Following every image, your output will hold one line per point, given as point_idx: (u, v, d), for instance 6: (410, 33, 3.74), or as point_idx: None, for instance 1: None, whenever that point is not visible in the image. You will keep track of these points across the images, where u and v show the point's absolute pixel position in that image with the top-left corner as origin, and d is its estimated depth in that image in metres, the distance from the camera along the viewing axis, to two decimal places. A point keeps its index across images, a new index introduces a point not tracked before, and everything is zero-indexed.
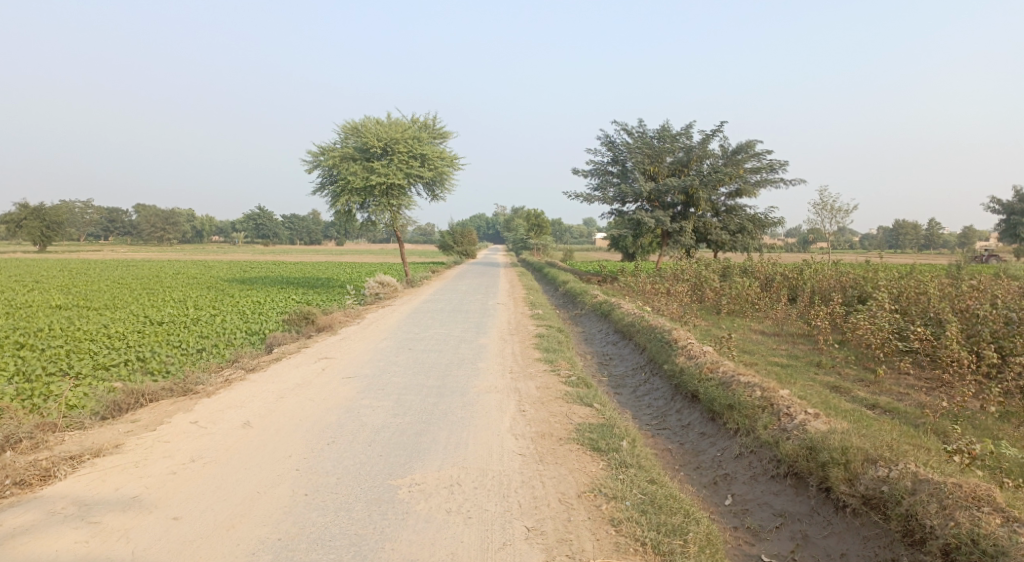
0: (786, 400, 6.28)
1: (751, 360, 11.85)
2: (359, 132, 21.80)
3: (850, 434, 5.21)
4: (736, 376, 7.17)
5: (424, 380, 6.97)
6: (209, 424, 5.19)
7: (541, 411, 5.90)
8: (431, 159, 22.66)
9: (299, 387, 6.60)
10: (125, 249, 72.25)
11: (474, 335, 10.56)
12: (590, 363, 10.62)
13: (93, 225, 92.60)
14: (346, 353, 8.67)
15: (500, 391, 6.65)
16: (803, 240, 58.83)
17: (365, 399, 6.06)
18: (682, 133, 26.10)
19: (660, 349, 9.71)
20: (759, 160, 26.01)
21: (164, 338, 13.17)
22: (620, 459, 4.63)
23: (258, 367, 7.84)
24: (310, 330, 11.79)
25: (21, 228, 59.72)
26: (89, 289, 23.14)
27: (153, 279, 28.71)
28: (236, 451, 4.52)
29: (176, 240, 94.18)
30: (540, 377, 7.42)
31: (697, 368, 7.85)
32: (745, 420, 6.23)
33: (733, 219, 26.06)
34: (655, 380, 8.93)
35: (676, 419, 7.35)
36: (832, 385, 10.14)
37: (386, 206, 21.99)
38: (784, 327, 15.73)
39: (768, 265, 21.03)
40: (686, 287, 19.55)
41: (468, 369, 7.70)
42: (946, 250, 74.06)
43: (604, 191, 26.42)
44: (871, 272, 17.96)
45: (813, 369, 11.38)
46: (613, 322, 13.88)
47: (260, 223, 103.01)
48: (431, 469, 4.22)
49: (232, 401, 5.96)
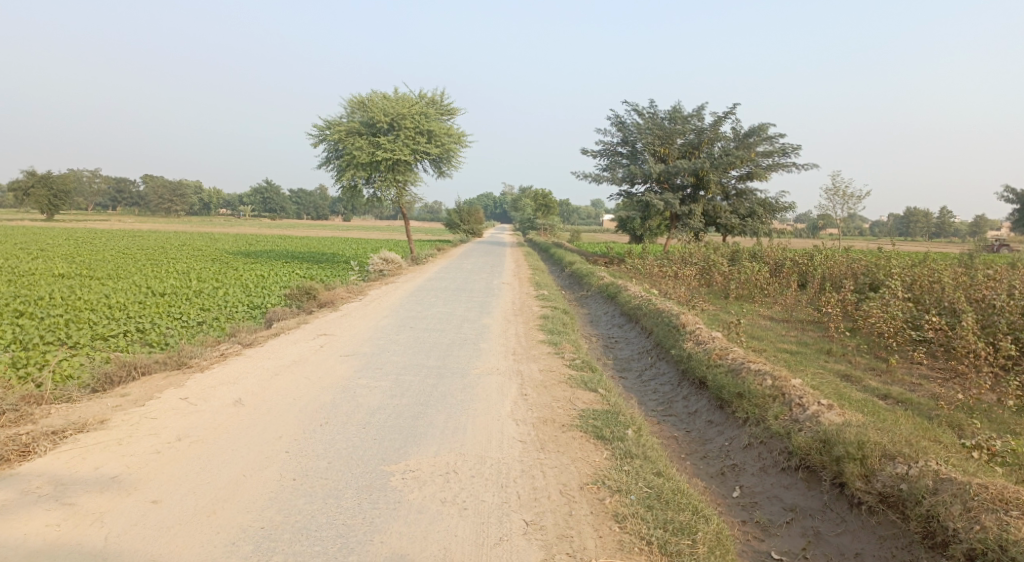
0: (799, 390, 6.03)
1: (758, 346, 11.61)
2: (366, 106, 21.41)
3: (866, 427, 4.98)
4: (746, 363, 6.93)
5: (424, 360, 6.78)
6: (200, 401, 5.01)
7: (544, 396, 5.69)
8: (439, 135, 22.29)
9: (295, 364, 6.42)
10: (132, 220, 72.26)
11: (477, 314, 10.34)
12: (595, 346, 10.42)
13: (101, 195, 92.72)
14: (346, 330, 8.48)
15: (502, 373, 6.45)
16: (812, 226, 58.21)
17: (362, 379, 5.87)
18: (694, 114, 25.59)
19: (667, 334, 9.49)
20: (771, 143, 25.49)
21: (165, 309, 13.04)
22: (625, 448, 4.41)
23: (256, 342, 7.67)
24: (312, 306, 11.62)
25: (29, 196, 59.80)
26: (94, 258, 23.06)
27: (158, 250, 28.62)
28: (225, 430, 4.34)
29: (184, 212, 94.28)
30: (543, 359, 7.21)
31: (706, 355, 7.61)
32: (755, 409, 6.01)
33: (743, 203, 25.62)
34: (661, 365, 8.72)
35: (682, 406, 7.15)
36: (843, 374, 9.89)
37: (392, 182, 21.69)
38: (792, 313, 15.47)
39: (778, 250, 20.70)
40: (695, 270, 19.26)
41: (470, 349, 7.50)
42: (956, 239, 73.17)
43: (613, 171, 26.02)
44: (884, 259, 17.62)
45: (822, 356, 11.13)
46: (619, 304, 13.66)
47: (267, 196, 102.85)
48: (426, 455, 4.03)
49: (225, 377, 5.79)
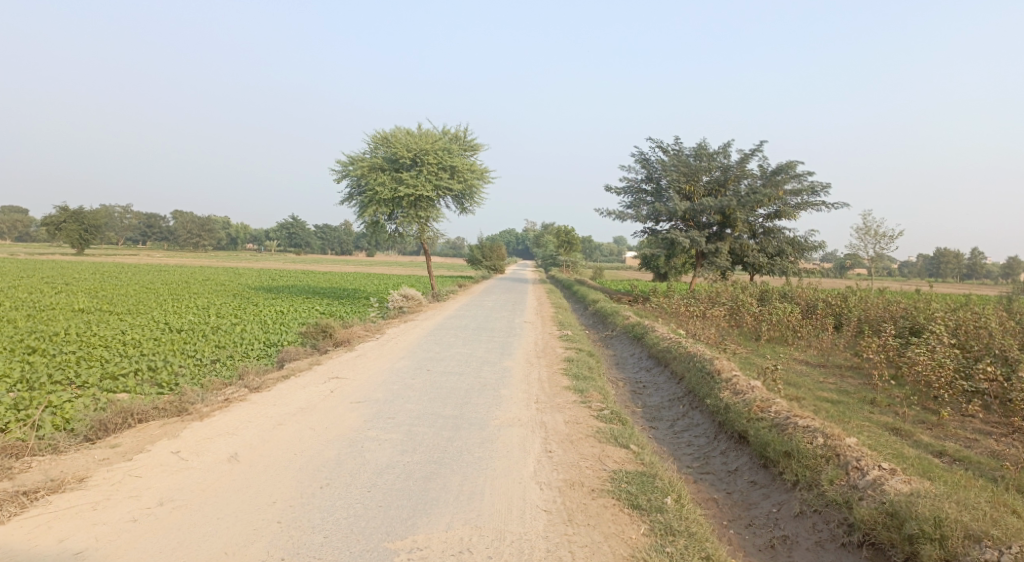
0: (856, 451, 5.40)
1: (796, 394, 10.89)
2: (390, 142, 21.46)
3: (940, 499, 4.35)
4: (792, 417, 6.30)
5: (440, 408, 6.29)
6: (192, 457, 4.64)
7: (572, 453, 5.15)
8: (462, 171, 22.18)
9: (302, 412, 6.00)
10: (161, 253, 73.68)
11: (498, 356, 9.86)
12: (622, 392, 9.82)
13: (132, 230, 94.89)
14: (359, 373, 8.06)
15: (524, 425, 5.93)
16: (839, 265, 56.97)
17: (371, 430, 5.42)
18: (720, 152, 25.19)
19: (700, 380, 8.89)
20: (800, 181, 24.92)
21: (179, 347, 12.79)
22: (665, 523, 3.84)
23: (264, 386, 7.30)
24: (327, 345, 11.26)
25: (61, 230, 61.14)
26: (117, 293, 23.11)
27: (181, 285, 28.80)
28: (213, 494, 3.99)
29: (211, 247, 95.89)
30: (569, 409, 6.68)
31: (746, 407, 6.98)
32: (806, 471, 5.40)
33: (771, 242, 24.95)
34: (695, 416, 8.09)
35: (720, 463, 6.54)
36: (891, 426, 9.13)
37: (415, 218, 21.56)
38: (829, 358, 14.69)
39: (810, 290, 19.97)
40: (723, 311, 18.59)
41: (490, 396, 7.00)
42: (990, 279, 71.05)
43: (637, 209, 25.61)
44: (924, 301, 16.80)
45: (866, 406, 10.37)
46: (646, 346, 13.07)
47: (293, 231, 104.71)
48: (436, 530, 3.57)
49: (226, 427, 5.41)
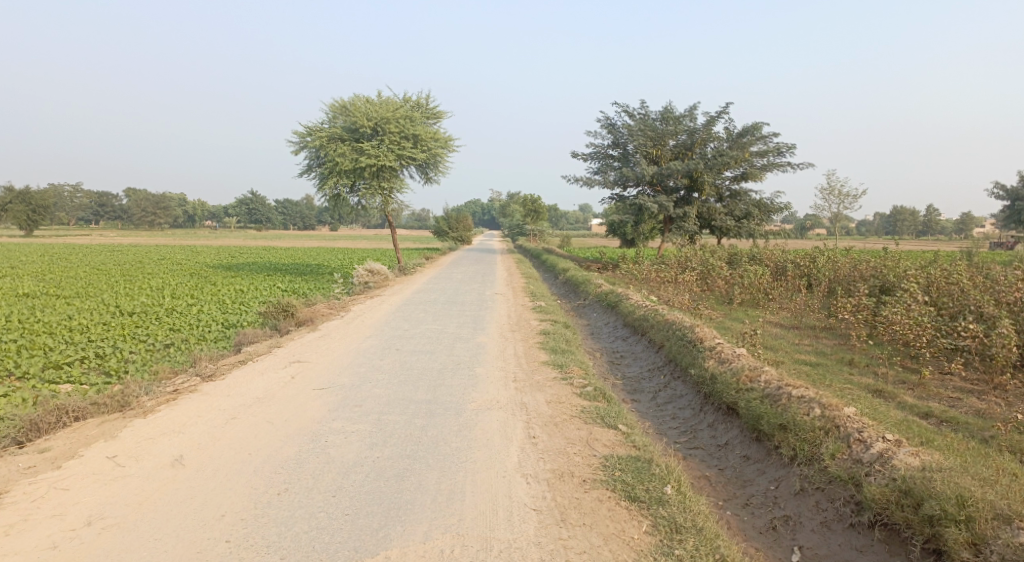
0: (856, 422, 5.15)
1: (774, 358, 10.72)
2: (348, 110, 20.43)
3: (957, 474, 4.11)
4: (783, 386, 6.02)
5: (411, 393, 5.78)
6: (130, 461, 4.04)
7: (557, 439, 4.72)
8: (425, 140, 21.30)
9: (259, 402, 5.42)
10: (115, 234, 70.81)
11: (470, 332, 9.36)
12: (600, 364, 9.48)
13: (82, 210, 90.80)
14: (323, 356, 7.46)
15: (503, 408, 5.47)
16: (801, 227, 57.89)
17: (336, 421, 4.88)
18: (686, 115, 24.80)
19: (680, 349, 8.58)
20: (766, 143, 24.76)
21: (130, 332, 11.93)
22: (669, 519, 3.47)
23: (217, 374, 6.66)
24: (289, 325, 10.60)
25: (4, 212, 57.93)
26: (64, 276, 21.77)
27: (134, 265, 27.45)
28: (152, 507, 3.44)
29: (167, 225, 92.45)
30: (550, 387, 6.25)
31: (733, 377, 6.67)
32: (805, 445, 5.13)
33: (738, 205, 24.84)
34: (677, 387, 7.78)
35: (708, 437, 6.25)
36: (874, 389, 9.02)
37: (377, 189, 20.67)
38: (802, 319, 14.63)
39: (779, 252, 19.94)
40: (695, 275, 18.43)
41: (464, 377, 6.51)
42: (943, 236, 73.34)
43: (605, 174, 25.17)
44: (892, 260, 16.87)
45: (845, 368, 10.26)
46: (621, 314, 12.75)
47: (253, 207, 101.86)
48: (412, 542, 3.12)
49: (172, 424, 4.79)
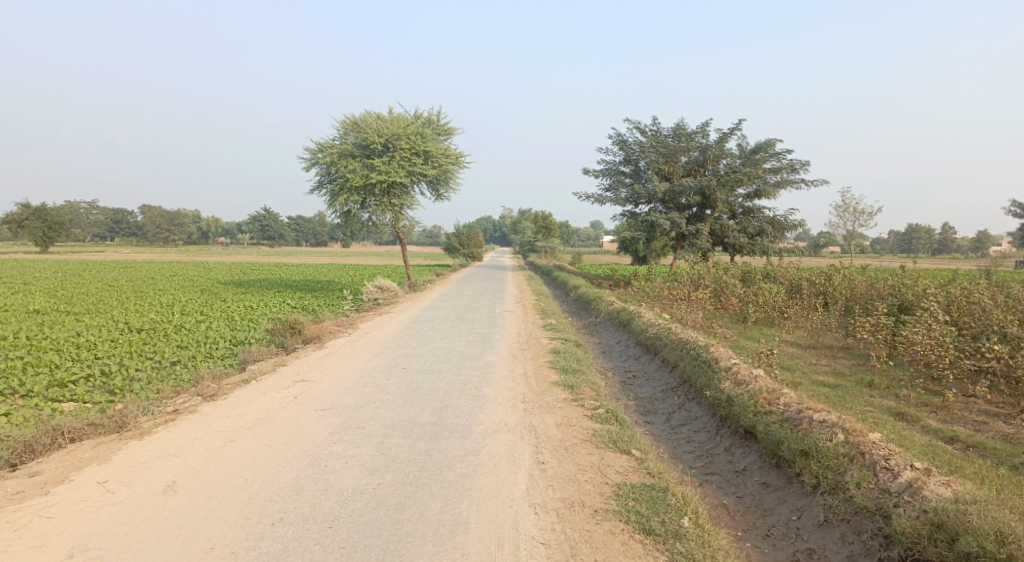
0: (882, 448, 4.89)
1: (792, 379, 10.43)
2: (360, 127, 20.51)
3: (994, 506, 3.86)
4: (804, 410, 5.76)
5: (416, 414, 5.60)
6: (120, 487, 3.89)
7: (567, 465, 4.51)
8: (436, 157, 21.30)
9: (259, 424, 5.25)
10: (130, 250, 71.61)
11: (478, 350, 9.17)
12: (612, 384, 9.25)
13: (99, 226, 92.04)
14: (328, 375, 7.31)
15: (511, 430, 5.27)
16: (814, 244, 57.39)
17: (337, 445, 4.70)
18: (698, 132, 24.68)
19: (695, 369, 8.35)
20: (779, 160, 24.54)
21: (138, 349, 11.86)
22: (686, 555, 3.25)
23: (219, 393, 6.52)
24: (295, 342, 10.47)
25: (23, 228, 58.76)
26: (76, 292, 21.88)
27: (147, 281, 27.62)
28: (138, 538, 3.28)
29: (182, 242, 93.43)
30: (560, 409, 6.04)
31: (751, 399, 6.43)
32: (828, 472, 4.88)
33: (751, 222, 24.56)
34: (692, 409, 7.54)
35: (725, 462, 6.00)
36: (896, 412, 8.70)
37: (388, 206, 20.66)
38: (818, 338, 14.31)
39: (793, 270, 19.64)
40: (707, 293, 18.18)
41: (472, 398, 6.32)
42: (959, 254, 72.41)
43: (616, 191, 25.05)
44: (910, 278, 16.52)
45: (865, 390, 9.93)
46: (633, 332, 12.52)
47: (266, 223, 102.80)
48: None
49: (168, 447, 4.64)
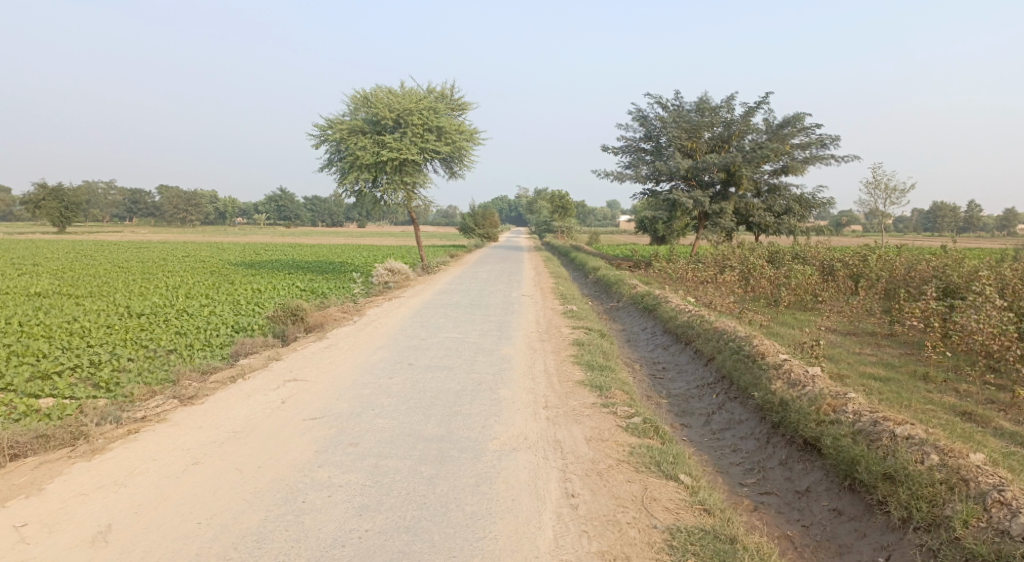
0: (991, 475, 3.97)
1: (837, 371, 9.40)
2: (370, 102, 19.54)
3: None
4: (880, 421, 4.83)
5: (421, 426, 4.77)
6: (40, 535, 3.12)
7: (604, 499, 3.65)
8: (449, 133, 20.30)
9: (234, 438, 4.44)
10: (146, 230, 71.45)
11: (494, 342, 8.30)
12: (640, 379, 8.36)
13: (116, 207, 92.29)
14: (324, 373, 6.47)
15: (533, 448, 4.41)
16: (836, 223, 55.48)
17: (322, 469, 3.89)
18: (723, 105, 23.32)
19: (736, 365, 7.42)
20: (808, 134, 23.14)
21: (133, 335, 11.16)
22: None
23: (199, 396, 5.73)
24: (296, 332, 9.68)
25: (39, 209, 58.57)
26: (83, 274, 21.31)
27: (157, 262, 27.06)
28: None
29: (199, 222, 93.35)
30: (589, 418, 5.15)
31: (811, 404, 5.49)
32: (922, 503, 3.97)
33: (778, 200, 23.29)
34: (736, 410, 6.62)
35: (782, 479, 5.11)
36: (962, 411, 7.66)
37: (400, 184, 19.75)
38: (858, 324, 13.26)
39: (826, 250, 18.47)
40: (735, 275, 17.14)
41: (486, 403, 5.46)
42: (987, 232, 69.98)
43: (636, 169, 23.88)
44: (955, 258, 15.30)
45: (920, 384, 8.89)
46: (659, 319, 11.58)
47: (281, 204, 102.44)
48: None
49: (118, 473, 3.85)
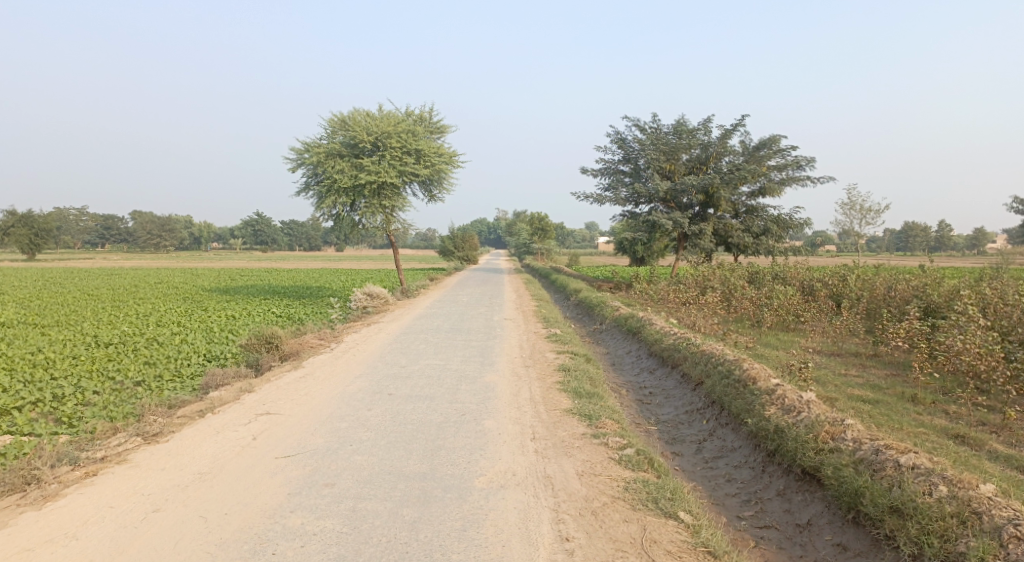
0: (1003, 508, 3.81)
1: (826, 393, 9.28)
2: (347, 125, 19.34)
3: None
4: (882, 450, 4.68)
5: (402, 462, 4.47)
6: None
7: (601, 543, 3.41)
8: (428, 156, 20.15)
9: (199, 481, 4.09)
10: (119, 256, 69.90)
11: (477, 369, 8.02)
12: (627, 405, 8.12)
13: (88, 233, 90.39)
14: (299, 405, 6.13)
15: (522, 485, 4.14)
16: (812, 243, 56.27)
17: (296, 514, 3.58)
18: (699, 128, 23.55)
19: (726, 390, 7.23)
20: (783, 156, 23.42)
21: (99, 366, 10.65)
22: None
23: (164, 432, 5.36)
24: (271, 361, 9.29)
25: (8, 235, 56.98)
26: (50, 302, 20.55)
27: (129, 290, 26.31)
28: None
29: (174, 247, 91.74)
30: (580, 450, 4.91)
31: (808, 431, 5.32)
32: (933, 538, 3.82)
33: (755, 221, 23.46)
34: (728, 437, 6.41)
35: (782, 511, 4.90)
36: (954, 434, 7.53)
37: (378, 208, 19.48)
38: (841, 344, 13.22)
39: (805, 270, 18.57)
40: (717, 297, 17.09)
41: (470, 435, 5.18)
42: (956, 251, 71.60)
43: (616, 191, 23.94)
44: (933, 277, 15.43)
45: (909, 406, 8.78)
46: (644, 342, 11.40)
47: (258, 228, 101.24)
48: None
49: (69, 523, 3.48)
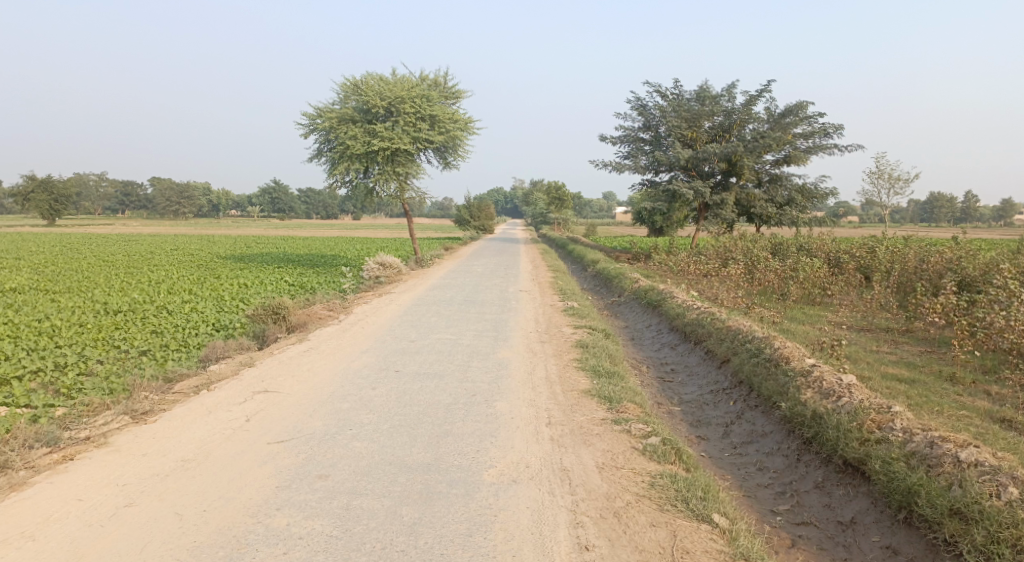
0: None
1: (858, 372, 8.72)
2: (360, 90, 18.69)
3: None
4: (938, 443, 4.20)
5: (405, 450, 4.08)
6: None
7: (625, 553, 3.00)
8: (443, 121, 19.50)
9: (180, 471, 3.72)
10: (137, 223, 70.24)
11: (490, 345, 7.58)
12: (648, 383, 7.66)
13: (107, 199, 91.03)
14: (298, 383, 5.75)
15: (536, 479, 3.73)
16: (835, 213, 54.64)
17: (281, 513, 3.20)
18: (723, 94, 22.53)
19: (756, 370, 6.74)
20: (810, 124, 22.37)
21: (104, 335, 10.38)
22: None
23: (153, 412, 5.00)
24: (277, 332, 8.95)
25: (29, 201, 57.43)
26: (64, 268, 20.43)
27: (144, 256, 26.20)
28: None
29: (192, 213, 92.15)
30: (599, 437, 4.48)
31: (851, 419, 4.83)
32: (1004, 548, 3.38)
33: (779, 190, 22.54)
34: (759, 421, 5.93)
35: (821, 507, 4.45)
36: (999, 418, 6.97)
37: (391, 175, 18.95)
38: (870, 318, 12.60)
39: (832, 242, 17.79)
40: (740, 268, 16.44)
41: (481, 419, 4.76)
42: (984, 222, 69.31)
43: (635, 159, 23.12)
44: (969, 250, 14.62)
45: (947, 387, 8.21)
46: (664, 316, 10.87)
47: (275, 195, 101.27)
48: None
49: (29, 520, 3.13)
